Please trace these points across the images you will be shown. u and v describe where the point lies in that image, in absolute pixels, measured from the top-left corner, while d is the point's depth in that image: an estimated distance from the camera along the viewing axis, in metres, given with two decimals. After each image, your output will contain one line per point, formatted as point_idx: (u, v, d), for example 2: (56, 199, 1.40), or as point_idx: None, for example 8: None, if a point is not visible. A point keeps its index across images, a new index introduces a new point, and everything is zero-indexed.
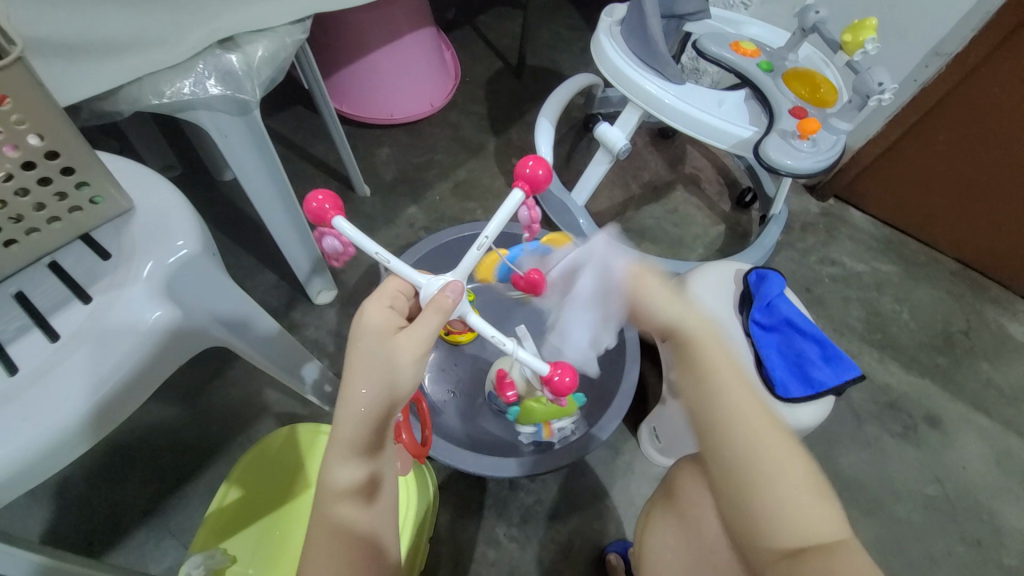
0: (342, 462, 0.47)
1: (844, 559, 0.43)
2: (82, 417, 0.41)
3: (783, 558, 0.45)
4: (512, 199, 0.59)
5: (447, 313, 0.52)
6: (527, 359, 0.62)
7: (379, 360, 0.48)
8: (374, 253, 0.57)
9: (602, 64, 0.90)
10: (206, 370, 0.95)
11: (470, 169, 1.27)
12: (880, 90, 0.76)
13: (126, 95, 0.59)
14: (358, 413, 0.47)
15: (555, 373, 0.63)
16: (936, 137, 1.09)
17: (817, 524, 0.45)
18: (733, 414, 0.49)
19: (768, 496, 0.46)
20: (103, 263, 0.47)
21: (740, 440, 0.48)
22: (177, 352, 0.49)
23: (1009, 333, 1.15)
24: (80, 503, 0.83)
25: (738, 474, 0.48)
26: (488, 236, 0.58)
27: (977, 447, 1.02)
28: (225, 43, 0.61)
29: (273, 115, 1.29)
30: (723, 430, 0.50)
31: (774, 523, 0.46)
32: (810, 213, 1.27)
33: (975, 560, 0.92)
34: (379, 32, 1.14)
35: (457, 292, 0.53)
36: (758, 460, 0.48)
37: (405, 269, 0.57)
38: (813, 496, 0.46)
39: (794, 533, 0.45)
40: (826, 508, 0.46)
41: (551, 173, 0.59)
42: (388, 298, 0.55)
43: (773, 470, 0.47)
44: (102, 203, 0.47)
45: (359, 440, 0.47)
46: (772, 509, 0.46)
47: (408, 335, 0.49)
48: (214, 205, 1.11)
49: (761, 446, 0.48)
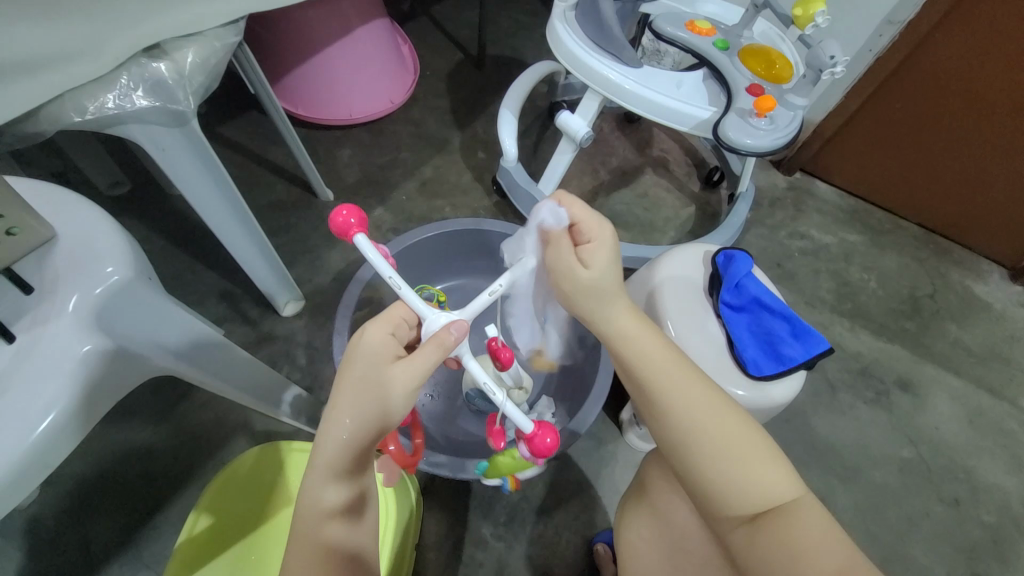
0: (321, 489, 0.46)
1: (797, 515, 0.46)
2: (20, 466, 0.39)
3: (742, 525, 0.47)
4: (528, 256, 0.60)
5: (446, 350, 0.49)
6: (509, 411, 0.52)
7: (368, 388, 0.46)
8: (389, 276, 0.53)
9: (558, 51, 0.88)
10: (173, 392, 0.91)
11: (435, 165, 1.24)
12: (832, 63, 0.78)
13: (46, 115, 0.54)
14: (339, 441, 0.46)
15: (538, 432, 0.53)
16: (893, 106, 1.11)
17: (769, 488, 0.48)
18: (669, 399, 0.51)
19: (717, 470, 0.48)
20: (26, 297, 0.44)
21: (682, 418, 0.50)
22: (116, 384, 0.46)
23: (973, 294, 1.18)
24: (47, 543, 0.80)
25: (684, 451, 0.50)
26: (501, 283, 0.58)
27: (948, 407, 1.05)
28: (152, 51, 0.57)
29: (226, 122, 1.23)
30: (665, 412, 0.51)
31: (727, 495, 0.48)
32: (777, 188, 1.28)
33: (951, 517, 0.95)
34: (330, 29, 1.10)
35: (461, 329, 0.49)
36: (702, 435, 0.49)
37: (414, 299, 0.52)
38: (763, 462, 0.49)
39: (747, 500, 0.48)
40: (777, 471, 0.49)
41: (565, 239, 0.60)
42: (392, 324, 0.52)
43: (719, 445, 0.49)
44: (20, 232, 0.44)
45: (342, 466, 0.47)
46: (718, 484, 0.48)
47: (404, 367, 0.47)
48: (170, 221, 1.07)
49: (704, 423, 0.50)
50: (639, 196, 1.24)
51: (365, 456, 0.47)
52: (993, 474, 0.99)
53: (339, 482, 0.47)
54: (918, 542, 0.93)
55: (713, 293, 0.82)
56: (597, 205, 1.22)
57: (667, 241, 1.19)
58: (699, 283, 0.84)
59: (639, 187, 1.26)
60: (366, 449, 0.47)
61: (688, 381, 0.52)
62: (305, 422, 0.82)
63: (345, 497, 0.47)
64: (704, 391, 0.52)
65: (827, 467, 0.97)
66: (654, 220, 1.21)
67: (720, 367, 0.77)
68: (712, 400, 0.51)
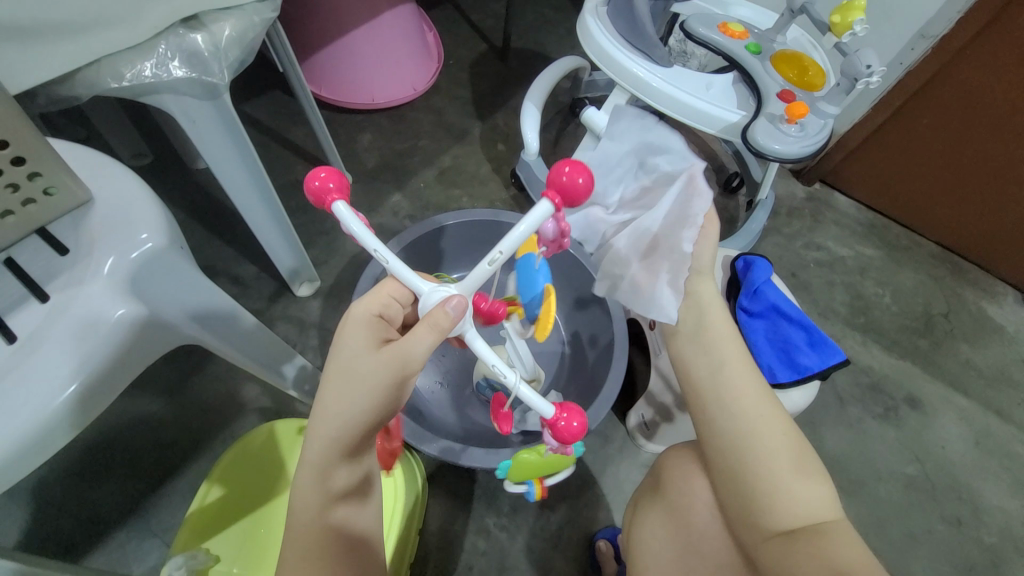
0: (309, 487, 0.46)
1: (835, 537, 0.47)
2: (56, 414, 0.40)
3: (779, 536, 0.48)
4: (539, 211, 0.50)
5: (443, 333, 0.47)
6: (529, 399, 0.52)
7: (354, 376, 0.46)
8: (373, 249, 0.50)
9: (589, 47, 0.87)
10: (186, 364, 0.92)
11: (454, 155, 1.24)
12: (868, 73, 0.75)
13: (83, 80, 0.55)
14: (325, 437, 0.46)
15: (561, 416, 0.52)
16: (920, 121, 1.09)
17: (813, 504, 0.49)
18: (734, 390, 0.54)
19: (765, 477, 0.50)
20: (61, 258, 0.45)
21: (738, 415, 0.53)
22: (142, 349, 0.47)
23: (987, 315, 1.17)
24: (57, 505, 0.81)
25: (738, 455, 0.51)
26: (503, 251, 0.50)
27: (955, 427, 1.04)
28: (190, 22, 0.57)
29: (249, 100, 1.24)
30: (723, 405, 0.54)
31: (773, 502, 0.49)
32: (796, 198, 1.27)
33: (954, 538, 0.95)
34: (358, 12, 1.09)
35: (458, 309, 0.47)
36: (761, 441, 0.51)
37: (405, 273, 0.50)
38: (812, 479, 0.50)
39: (790, 512, 0.49)
40: (821, 488, 0.50)
41: (593, 180, 0.49)
42: (380, 303, 0.52)
43: (773, 454, 0.50)
44: (57, 194, 0.45)
45: (335, 451, 0.46)
46: (762, 490, 0.50)
47: (391, 352, 0.46)
48: (190, 195, 1.07)
49: (762, 427, 0.52)
50: None
51: (365, 440, 0.48)
52: (997, 497, 0.99)
53: (332, 475, 0.46)
54: (919, 559, 0.92)
55: (730, 298, 0.83)
56: None
57: None
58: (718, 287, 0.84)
59: None
60: (361, 437, 0.47)
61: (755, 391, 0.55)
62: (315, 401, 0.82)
63: (341, 483, 0.47)
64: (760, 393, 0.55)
65: (831, 479, 0.97)
66: None
67: None
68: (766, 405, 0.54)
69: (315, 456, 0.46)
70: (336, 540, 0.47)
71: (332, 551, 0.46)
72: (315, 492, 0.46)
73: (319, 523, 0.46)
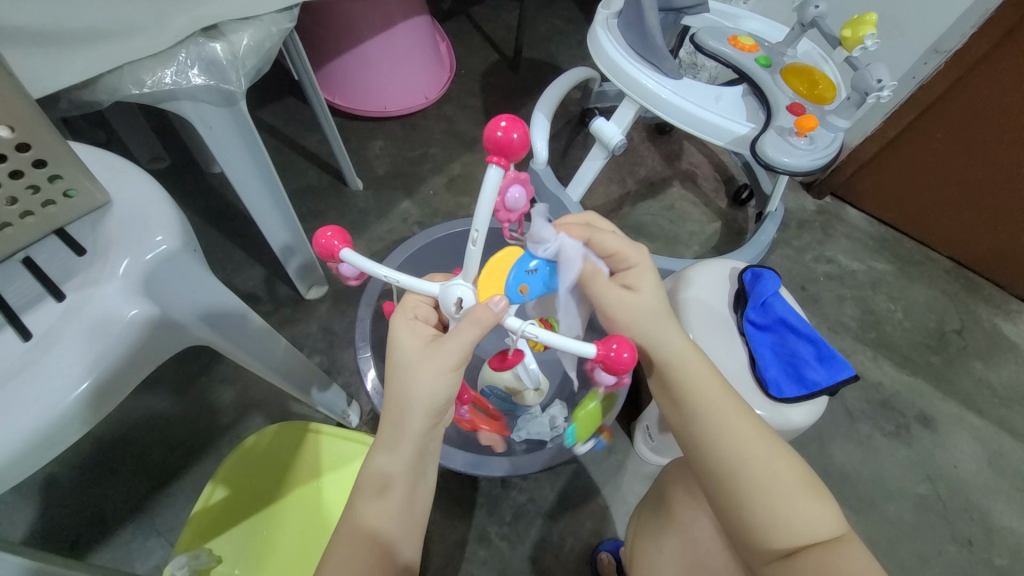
0: (374, 461, 0.49)
1: (841, 553, 0.46)
2: (66, 411, 0.41)
3: (777, 561, 0.47)
4: (489, 183, 0.44)
5: (485, 326, 0.46)
6: (564, 344, 0.46)
7: (406, 368, 0.48)
8: (381, 275, 0.50)
9: (599, 59, 0.88)
10: (197, 363, 0.94)
11: (464, 162, 1.25)
12: (880, 87, 0.75)
13: (105, 86, 0.57)
14: (392, 418, 0.49)
15: (610, 348, 0.45)
16: (933, 136, 1.08)
17: (815, 525, 0.47)
18: (719, 425, 0.51)
19: (757, 509, 0.48)
20: (78, 259, 0.46)
21: (726, 449, 0.50)
22: (151, 350, 0.48)
23: (1002, 333, 1.15)
24: (65, 501, 0.82)
25: (728, 487, 0.49)
26: (479, 230, 0.46)
27: (969, 447, 1.02)
28: (210, 31, 0.59)
29: (264, 106, 1.26)
30: (707, 442, 0.51)
31: (768, 530, 0.47)
32: (806, 211, 1.26)
33: (966, 560, 0.92)
34: (373, 22, 1.11)
35: (502, 306, 0.46)
36: (750, 476, 0.48)
37: (414, 282, 0.50)
38: (808, 500, 0.48)
39: (787, 537, 0.47)
40: (821, 508, 0.48)
41: (530, 136, 0.42)
42: (411, 309, 0.53)
43: (766, 487, 0.48)
44: (76, 196, 0.46)
45: (392, 443, 0.49)
46: (751, 520, 0.48)
47: (439, 345, 0.47)
48: (205, 198, 1.09)
49: (752, 458, 0.49)
50: (665, 208, 1.24)
51: (423, 440, 0.49)
52: (1011, 519, 0.96)
53: (385, 458, 0.49)
54: None
55: (737, 310, 0.82)
56: (622, 214, 1.22)
57: (690, 255, 1.18)
58: (724, 299, 0.84)
59: (666, 200, 1.25)
60: (413, 426, 0.48)
61: (737, 427, 0.51)
62: (321, 405, 0.83)
63: (388, 472, 0.49)
64: (746, 419, 0.51)
65: (839, 497, 0.95)
66: (679, 233, 1.21)
67: (744, 385, 0.77)
68: (752, 431, 0.51)
69: (380, 436, 0.50)
70: (383, 541, 0.48)
71: (378, 555, 0.47)
72: (372, 467, 0.49)
73: (350, 521, 0.48)
